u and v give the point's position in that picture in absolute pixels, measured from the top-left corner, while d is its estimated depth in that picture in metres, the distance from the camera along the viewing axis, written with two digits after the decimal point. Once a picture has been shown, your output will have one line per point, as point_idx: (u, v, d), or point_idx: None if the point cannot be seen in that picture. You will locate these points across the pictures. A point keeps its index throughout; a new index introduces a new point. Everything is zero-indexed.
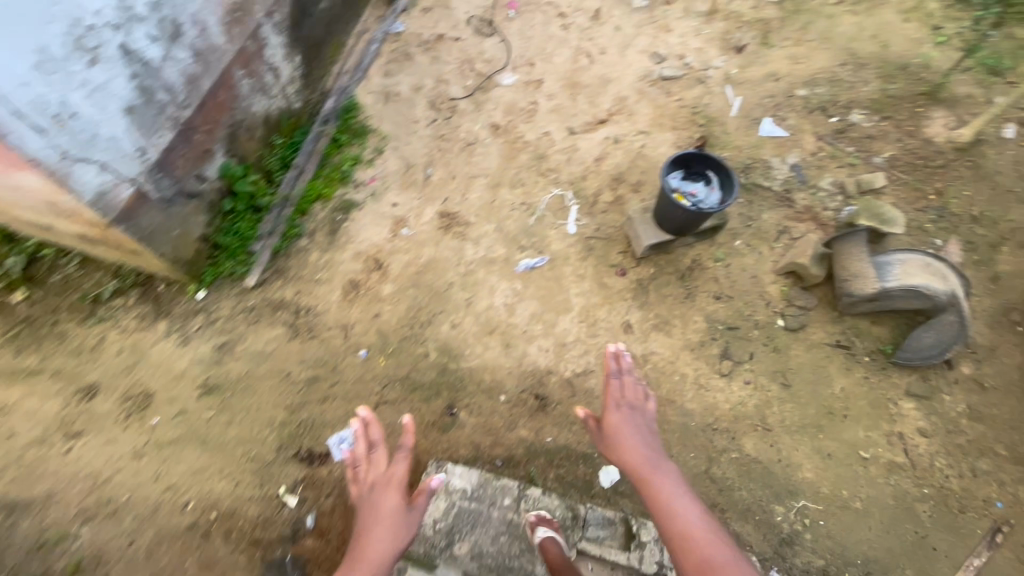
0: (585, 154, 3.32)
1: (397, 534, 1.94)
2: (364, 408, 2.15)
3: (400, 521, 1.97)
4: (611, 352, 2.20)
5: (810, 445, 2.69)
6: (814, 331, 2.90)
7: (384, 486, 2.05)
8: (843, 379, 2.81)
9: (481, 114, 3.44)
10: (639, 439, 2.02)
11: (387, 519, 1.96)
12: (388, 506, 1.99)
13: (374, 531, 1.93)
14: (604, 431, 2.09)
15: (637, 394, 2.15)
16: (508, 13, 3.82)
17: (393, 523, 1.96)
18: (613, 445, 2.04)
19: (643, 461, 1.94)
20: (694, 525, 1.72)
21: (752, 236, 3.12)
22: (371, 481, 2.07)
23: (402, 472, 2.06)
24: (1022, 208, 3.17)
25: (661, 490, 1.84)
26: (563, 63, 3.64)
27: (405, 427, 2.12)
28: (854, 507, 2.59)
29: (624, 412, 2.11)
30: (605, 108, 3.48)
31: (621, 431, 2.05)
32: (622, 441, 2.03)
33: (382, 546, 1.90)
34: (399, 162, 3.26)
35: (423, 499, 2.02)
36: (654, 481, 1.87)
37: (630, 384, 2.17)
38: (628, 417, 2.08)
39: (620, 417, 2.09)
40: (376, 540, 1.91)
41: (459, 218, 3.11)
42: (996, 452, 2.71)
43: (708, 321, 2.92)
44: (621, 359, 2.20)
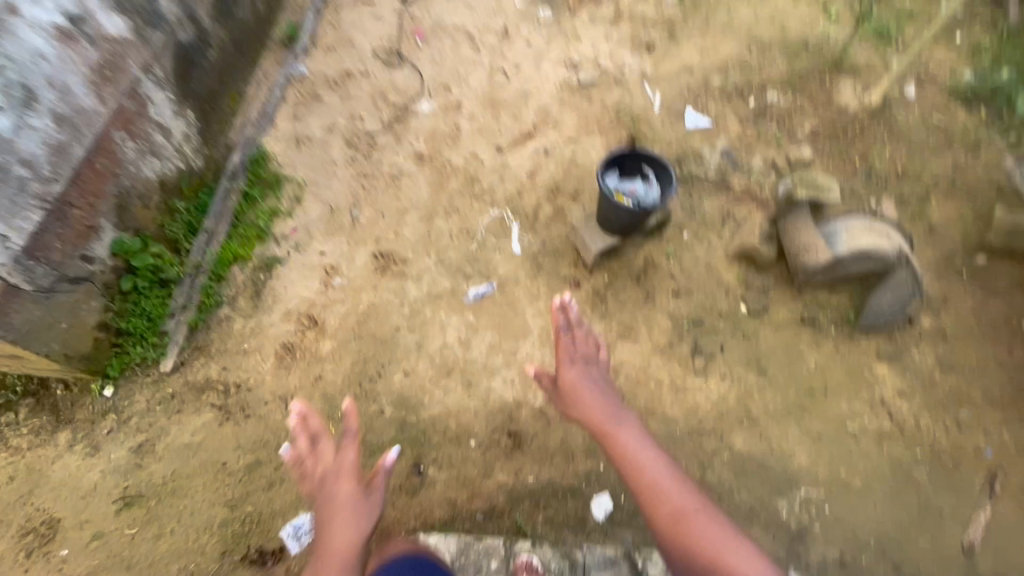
0: (517, 170, 3.20)
1: (361, 521, 1.66)
2: (296, 401, 1.73)
3: (363, 509, 1.68)
4: (558, 306, 1.93)
5: (798, 430, 2.59)
6: (778, 311, 2.84)
7: (336, 478, 1.73)
8: (815, 355, 2.74)
9: (403, 145, 3.26)
10: (596, 395, 1.88)
11: (349, 509, 1.67)
12: (347, 496, 1.69)
13: (333, 529, 1.65)
14: (559, 391, 1.93)
15: (588, 346, 1.97)
16: (415, 41, 3.71)
17: (356, 513, 1.67)
18: (571, 404, 1.90)
19: (603, 414, 1.84)
20: (661, 477, 1.66)
21: (698, 226, 3.06)
22: (317, 476, 1.74)
23: (353, 457, 1.74)
24: (939, 159, 3.30)
25: (625, 444, 1.75)
26: (479, 83, 3.54)
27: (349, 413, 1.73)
28: (855, 485, 2.48)
29: (580, 364, 1.94)
30: (530, 121, 3.39)
31: (577, 388, 1.90)
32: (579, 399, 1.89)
33: (349, 536, 1.63)
34: (322, 207, 3.01)
35: (382, 479, 1.72)
36: (617, 435, 1.78)
37: (581, 338, 1.97)
38: (583, 374, 1.92)
39: (576, 373, 1.92)
40: (340, 534, 1.63)
41: (396, 256, 2.88)
42: (973, 399, 2.70)
43: (673, 320, 2.81)
44: (568, 312, 1.94)
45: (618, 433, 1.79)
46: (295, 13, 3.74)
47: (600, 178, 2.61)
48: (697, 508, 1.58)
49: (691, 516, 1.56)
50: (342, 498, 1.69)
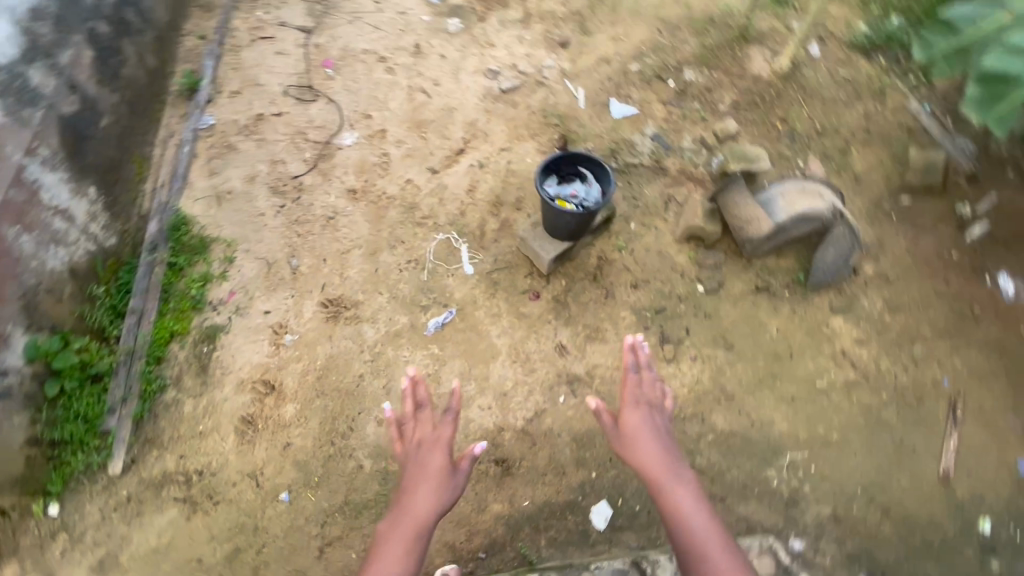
0: (455, 189, 3.12)
1: (443, 493, 1.91)
2: (413, 368, 2.08)
3: (447, 481, 1.92)
4: (629, 345, 1.96)
5: (773, 396, 2.64)
6: (733, 285, 2.89)
7: (432, 448, 2.00)
8: (775, 321, 2.82)
9: (332, 183, 3.12)
10: (656, 445, 1.85)
11: (434, 478, 1.93)
12: (433, 468, 1.94)
13: (419, 487, 1.91)
14: (619, 431, 1.89)
15: (655, 393, 1.96)
16: (326, 72, 3.56)
17: (438, 484, 1.92)
18: (628, 447, 1.86)
19: (660, 464, 1.81)
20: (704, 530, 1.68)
21: (643, 215, 3.08)
22: (416, 444, 2.02)
23: (449, 435, 1.99)
24: (852, 111, 3.45)
25: (676, 493, 1.76)
26: (400, 105, 3.43)
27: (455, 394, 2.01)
28: (834, 439, 2.56)
29: (646, 408, 1.92)
30: (459, 137, 3.31)
31: (638, 433, 1.87)
32: (637, 445, 1.86)
33: (426, 503, 1.88)
34: (257, 263, 2.84)
35: (467, 465, 1.94)
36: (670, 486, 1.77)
37: (648, 381, 1.97)
38: (647, 419, 1.89)
39: (639, 417, 1.90)
40: (419, 498, 1.89)
41: (346, 300, 2.76)
42: (923, 334, 2.84)
43: (636, 313, 2.81)
44: (639, 353, 1.96)
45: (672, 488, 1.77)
46: (190, 61, 3.51)
47: (539, 189, 2.57)
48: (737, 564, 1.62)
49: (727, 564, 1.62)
50: (431, 469, 1.94)
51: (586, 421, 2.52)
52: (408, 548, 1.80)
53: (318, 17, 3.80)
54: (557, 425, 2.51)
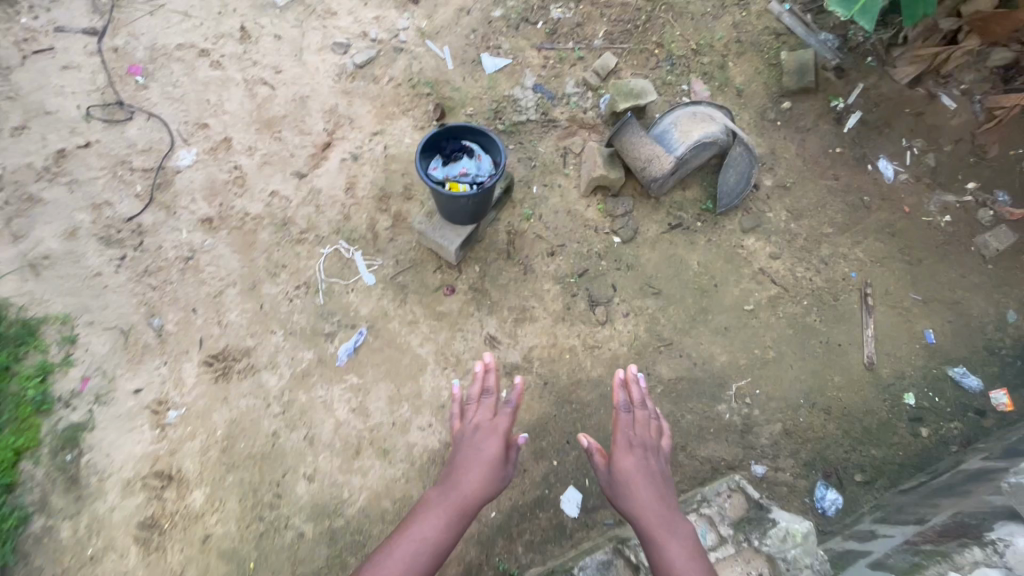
0: (331, 191, 2.71)
1: (493, 479, 1.82)
2: (487, 351, 2.01)
3: (500, 469, 1.83)
4: (622, 381, 1.97)
5: (709, 331, 2.61)
6: (647, 228, 2.80)
7: (488, 432, 1.91)
8: (694, 255, 2.77)
9: (180, 215, 2.60)
10: (651, 491, 1.73)
11: (487, 463, 1.83)
12: (490, 453, 1.84)
13: (472, 469, 1.81)
14: (611, 474, 1.79)
15: (648, 432, 1.90)
16: (136, 82, 2.92)
17: (491, 469, 1.82)
18: (620, 493, 1.74)
19: (656, 513, 1.67)
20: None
21: (543, 175, 2.87)
22: (473, 427, 1.93)
23: (508, 424, 1.92)
24: (721, 24, 3.39)
25: (667, 547, 1.59)
26: (240, 105, 2.89)
27: (517, 387, 1.97)
28: (771, 357, 2.59)
29: (642, 446, 1.85)
30: (321, 129, 2.87)
31: (632, 476, 1.76)
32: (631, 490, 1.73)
33: (473, 485, 1.79)
34: (107, 335, 2.32)
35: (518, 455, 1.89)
36: (663, 543, 1.60)
37: (642, 420, 1.92)
38: (641, 460, 1.80)
39: (635, 461, 1.79)
40: (468, 479, 1.79)
41: (233, 351, 2.33)
42: (826, 234, 2.94)
43: (559, 281, 2.63)
44: (633, 390, 1.97)
45: (664, 543, 1.60)
46: None
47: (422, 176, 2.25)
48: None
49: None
50: (487, 453, 1.84)
51: (533, 409, 2.37)
52: (443, 527, 1.69)
53: (108, 16, 3.08)
54: None
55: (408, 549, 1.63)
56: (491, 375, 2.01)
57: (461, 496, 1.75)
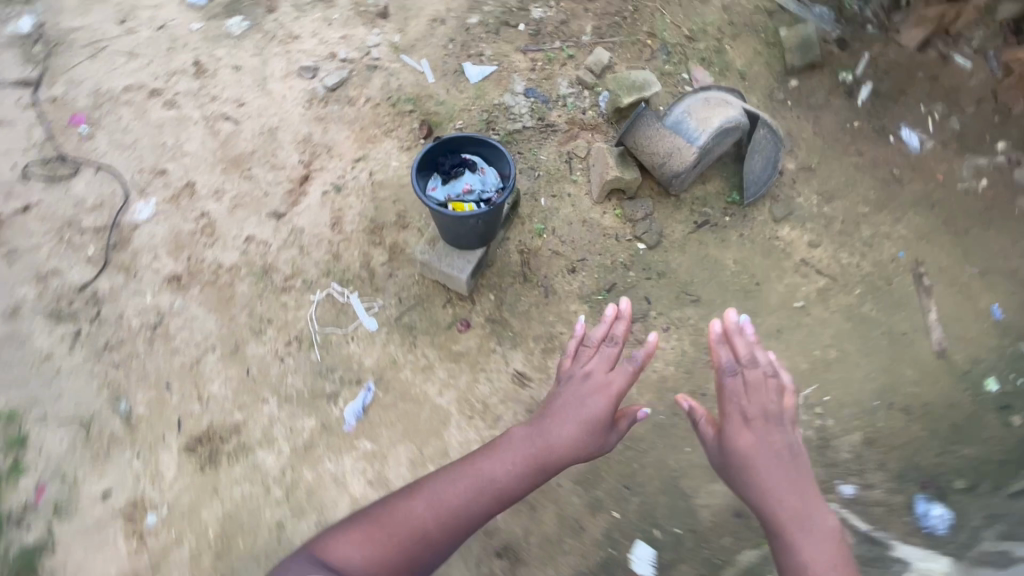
0: (315, 229, 2.39)
1: (588, 442, 1.52)
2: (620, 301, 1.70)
3: (603, 432, 1.53)
4: (722, 337, 1.59)
5: (760, 336, 2.33)
6: (673, 230, 2.52)
7: (597, 387, 1.59)
8: (729, 254, 2.50)
9: (141, 276, 2.24)
10: (778, 476, 1.40)
11: (585, 421, 1.53)
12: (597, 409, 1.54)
13: (567, 420, 1.53)
14: (725, 452, 1.48)
15: (770, 398, 1.51)
16: (80, 132, 2.57)
17: (593, 427, 1.53)
18: (740, 472, 1.45)
19: (787, 503, 1.37)
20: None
21: (550, 185, 2.59)
22: (582, 374, 1.63)
23: (622, 384, 1.58)
24: (712, 7, 3.18)
25: (792, 539, 1.33)
26: (201, 144, 2.56)
27: (650, 346, 1.61)
28: (833, 357, 2.31)
29: (762, 414, 1.49)
30: (296, 162, 2.55)
31: (751, 454, 1.44)
32: (753, 472, 1.43)
33: (563, 439, 1.50)
34: (65, 430, 1.93)
35: (629, 426, 1.56)
36: (793, 535, 1.33)
37: (757, 382, 1.53)
38: (762, 436, 1.46)
39: (752, 434, 1.46)
40: (562, 428, 1.52)
41: (220, 430, 1.97)
42: (863, 214, 2.69)
43: (586, 300, 2.33)
44: (737, 345, 1.58)
45: (796, 540, 1.32)
46: None
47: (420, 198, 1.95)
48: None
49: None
50: (592, 407, 1.54)
51: None
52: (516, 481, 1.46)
53: (44, 65, 2.76)
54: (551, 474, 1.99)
55: (464, 488, 1.43)
56: (624, 326, 1.69)
57: (551, 447, 1.49)
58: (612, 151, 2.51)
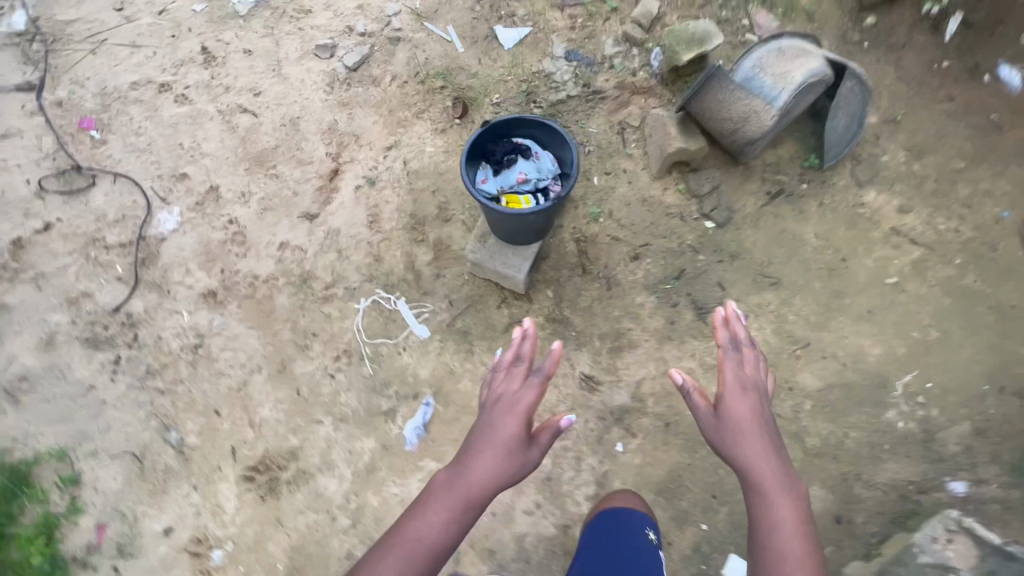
0: (352, 229, 2.19)
1: (509, 472, 1.11)
2: (525, 319, 1.25)
3: (518, 457, 1.12)
4: (722, 319, 1.26)
5: (850, 320, 2.09)
6: (743, 204, 2.26)
7: (510, 410, 1.18)
8: (808, 227, 2.23)
9: (175, 293, 2.09)
10: (772, 453, 1.10)
11: (503, 451, 1.12)
12: (508, 433, 1.14)
13: (481, 456, 1.11)
14: (720, 428, 1.15)
15: (759, 375, 1.23)
16: (92, 137, 2.39)
17: (507, 452, 1.13)
18: (734, 448, 1.12)
19: (777, 476, 1.07)
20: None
21: (602, 163, 2.33)
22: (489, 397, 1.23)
23: (536, 399, 1.18)
24: None
25: (772, 511, 1.03)
26: (220, 142, 2.36)
27: (554, 354, 1.19)
28: (935, 338, 2.07)
29: (756, 399, 1.19)
30: (324, 155, 2.33)
31: (745, 431, 1.12)
32: (744, 446, 1.11)
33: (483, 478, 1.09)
34: (118, 464, 1.85)
35: (552, 441, 1.15)
36: (772, 499, 1.04)
37: (750, 360, 1.24)
38: (757, 410, 1.16)
39: (746, 416, 1.14)
40: (479, 466, 1.10)
41: (276, 456, 1.86)
42: (960, 170, 2.36)
43: (653, 291, 2.12)
44: (736, 330, 1.26)
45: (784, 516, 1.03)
46: None
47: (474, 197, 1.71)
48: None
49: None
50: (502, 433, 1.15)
51: (662, 462, 1.87)
52: (433, 544, 1.01)
53: (44, 64, 2.54)
54: (630, 486, 1.85)
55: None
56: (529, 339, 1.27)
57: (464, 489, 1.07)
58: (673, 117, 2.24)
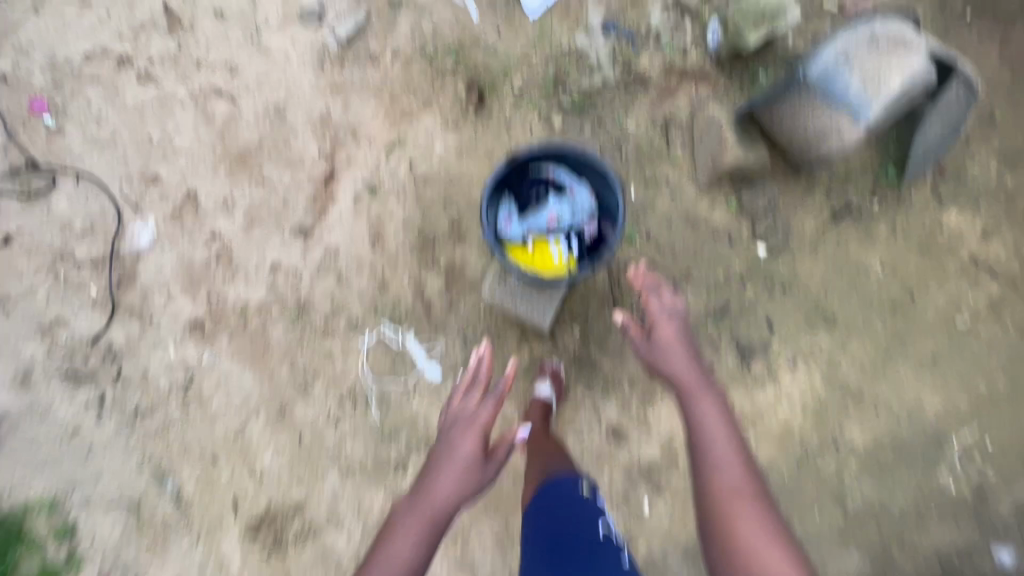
0: (353, 249, 1.93)
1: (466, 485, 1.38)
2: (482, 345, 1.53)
3: (476, 475, 1.38)
4: (642, 270, 1.67)
5: (909, 368, 1.88)
6: (803, 224, 1.94)
7: (466, 428, 1.45)
8: (876, 255, 1.94)
9: (159, 323, 1.89)
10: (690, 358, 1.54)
11: (461, 470, 1.39)
12: (468, 453, 1.41)
13: (442, 473, 1.39)
14: (654, 346, 1.57)
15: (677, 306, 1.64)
16: (45, 124, 2.03)
17: (466, 473, 1.38)
18: (667, 361, 1.55)
19: (696, 375, 1.50)
20: (749, 510, 1.32)
21: (641, 170, 1.99)
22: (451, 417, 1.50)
23: (489, 419, 1.45)
24: None
25: (701, 425, 1.44)
26: (194, 136, 2.01)
27: (507, 380, 1.49)
28: (1002, 391, 1.87)
29: (676, 327, 1.60)
30: (316, 154, 1.99)
31: (670, 349, 1.56)
32: (673, 357, 1.55)
33: (447, 497, 1.35)
34: (115, 514, 1.77)
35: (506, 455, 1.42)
36: (698, 400, 1.47)
37: (670, 299, 1.65)
38: (682, 328, 1.60)
39: (679, 352, 1.55)
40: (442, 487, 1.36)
41: (282, 510, 1.77)
42: None
43: (692, 330, 1.89)
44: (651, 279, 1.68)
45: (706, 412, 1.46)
46: None
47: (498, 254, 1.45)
48: (774, 528, 1.30)
49: (742, 519, 1.30)
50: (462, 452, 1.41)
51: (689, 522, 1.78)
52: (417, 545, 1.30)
53: None
54: (655, 546, 1.79)
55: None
56: (484, 368, 1.53)
57: (432, 506, 1.34)
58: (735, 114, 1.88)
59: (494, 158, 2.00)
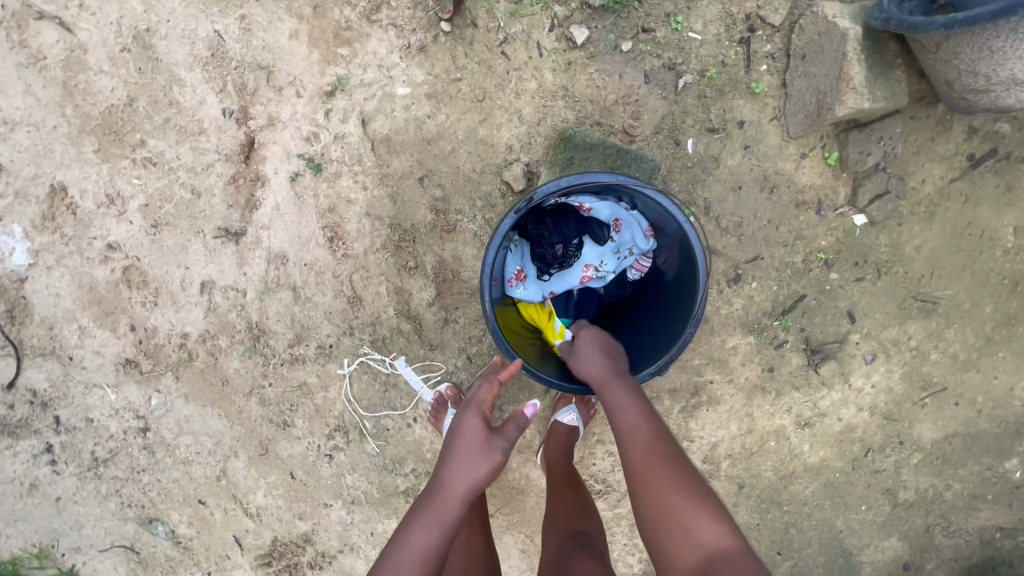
0: (304, 253, 1.42)
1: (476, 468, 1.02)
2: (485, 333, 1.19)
3: (482, 452, 1.03)
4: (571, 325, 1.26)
5: (1010, 354, 1.53)
6: (922, 181, 1.40)
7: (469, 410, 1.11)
8: (1010, 216, 1.43)
9: (81, 361, 1.50)
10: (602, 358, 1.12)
11: (464, 448, 1.04)
12: (467, 429, 1.06)
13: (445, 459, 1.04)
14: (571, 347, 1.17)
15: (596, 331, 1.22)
16: None
17: (472, 452, 1.03)
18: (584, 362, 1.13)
19: (612, 374, 1.08)
20: (668, 476, 0.90)
21: (704, 110, 1.35)
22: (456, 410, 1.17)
23: (490, 393, 1.11)
24: None
25: (622, 419, 1.01)
26: (34, 95, 1.35)
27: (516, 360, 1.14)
28: None
29: (594, 338, 1.17)
30: (220, 115, 1.35)
31: (586, 348, 1.15)
32: (589, 360, 1.12)
33: (453, 482, 1.01)
34: (113, 557, 1.64)
35: (518, 427, 1.06)
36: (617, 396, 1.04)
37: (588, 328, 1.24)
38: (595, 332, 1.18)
39: (594, 352, 1.12)
40: (443, 473, 1.02)
41: (289, 544, 1.63)
42: None
43: (752, 329, 1.50)
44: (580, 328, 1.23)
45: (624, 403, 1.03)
46: None
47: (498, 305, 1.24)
48: (695, 491, 0.89)
49: (678, 501, 0.87)
50: (463, 432, 1.06)
51: None
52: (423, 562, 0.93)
53: None
54: None
55: None
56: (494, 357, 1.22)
57: (437, 497, 0.99)
58: (884, 24, 1.12)
59: (485, 103, 1.34)
